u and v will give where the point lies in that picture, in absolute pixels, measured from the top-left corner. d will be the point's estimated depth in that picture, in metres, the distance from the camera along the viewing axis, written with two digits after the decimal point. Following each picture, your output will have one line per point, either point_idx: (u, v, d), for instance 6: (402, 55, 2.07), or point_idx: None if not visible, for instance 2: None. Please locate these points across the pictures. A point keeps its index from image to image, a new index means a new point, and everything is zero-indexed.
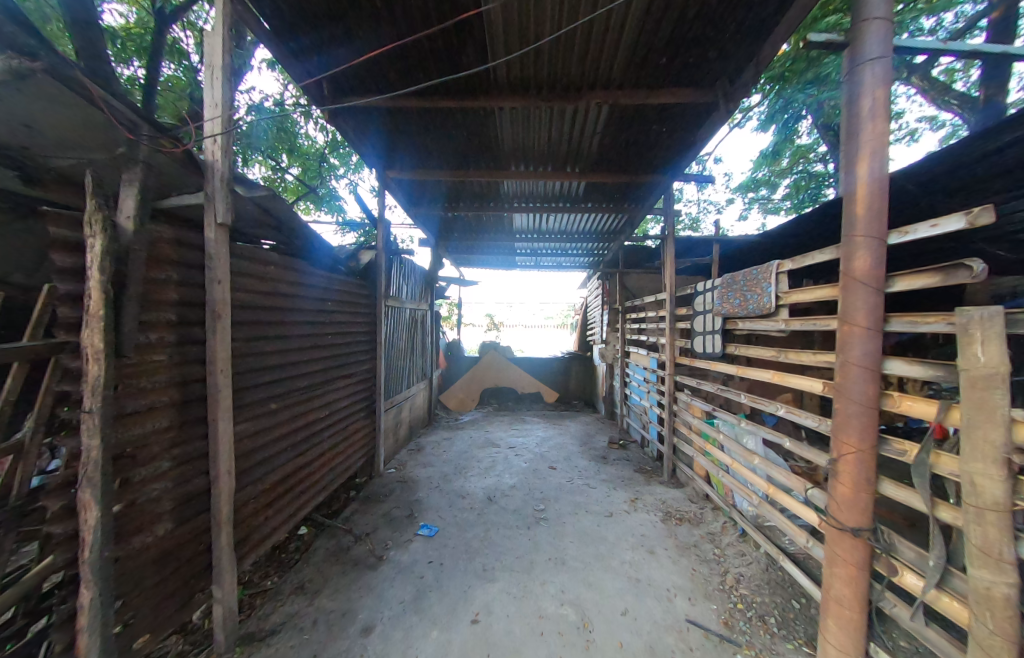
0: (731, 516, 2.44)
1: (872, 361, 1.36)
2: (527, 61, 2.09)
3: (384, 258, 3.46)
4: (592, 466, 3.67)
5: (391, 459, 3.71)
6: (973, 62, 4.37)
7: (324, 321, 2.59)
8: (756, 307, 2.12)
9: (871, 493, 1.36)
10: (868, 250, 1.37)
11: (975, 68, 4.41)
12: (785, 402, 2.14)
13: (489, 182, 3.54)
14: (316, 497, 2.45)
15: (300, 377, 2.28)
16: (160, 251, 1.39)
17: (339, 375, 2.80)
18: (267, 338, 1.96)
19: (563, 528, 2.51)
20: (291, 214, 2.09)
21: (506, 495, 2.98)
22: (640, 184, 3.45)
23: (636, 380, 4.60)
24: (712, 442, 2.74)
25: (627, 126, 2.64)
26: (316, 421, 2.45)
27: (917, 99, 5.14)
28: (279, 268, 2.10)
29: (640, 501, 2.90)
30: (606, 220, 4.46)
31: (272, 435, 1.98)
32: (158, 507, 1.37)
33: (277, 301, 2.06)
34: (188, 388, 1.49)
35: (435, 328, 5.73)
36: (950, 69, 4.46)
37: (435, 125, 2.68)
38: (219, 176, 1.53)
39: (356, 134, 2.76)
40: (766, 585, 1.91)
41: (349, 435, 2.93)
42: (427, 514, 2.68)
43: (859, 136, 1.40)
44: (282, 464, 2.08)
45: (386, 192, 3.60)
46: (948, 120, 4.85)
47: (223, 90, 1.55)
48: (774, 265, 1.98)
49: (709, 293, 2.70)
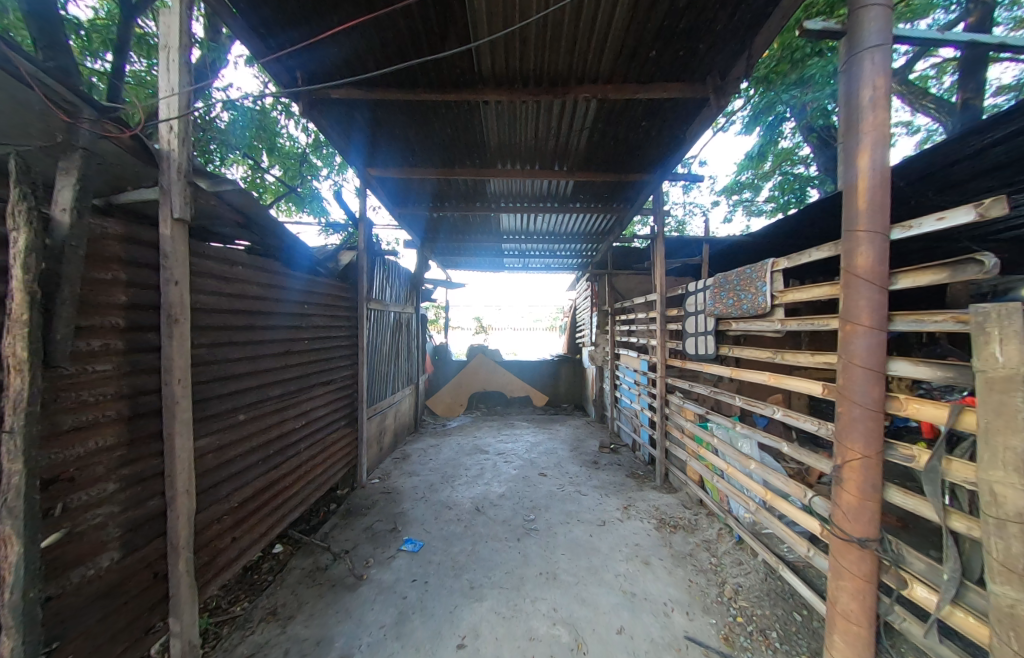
0: (727, 522, 2.36)
1: (876, 363, 1.31)
2: (513, 51, 1.99)
3: (366, 259, 3.32)
4: (583, 471, 3.58)
5: (375, 469, 3.55)
6: (947, 69, 4.51)
7: (300, 325, 2.45)
8: (751, 307, 2.06)
9: (877, 500, 1.31)
10: (871, 247, 1.32)
11: (948, 74, 4.55)
12: (781, 405, 2.06)
13: (475, 180, 3.44)
14: (292, 513, 2.29)
15: (274, 387, 2.13)
16: (106, 248, 1.24)
17: (318, 381, 2.65)
18: (234, 343, 1.81)
19: (554, 539, 2.40)
20: (263, 212, 1.95)
21: (494, 505, 2.86)
22: (629, 183, 3.40)
23: (626, 383, 4.54)
24: (706, 447, 2.68)
25: (616, 122, 2.57)
26: (291, 432, 2.30)
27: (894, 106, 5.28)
28: (249, 268, 1.96)
29: (633, 508, 2.82)
30: (594, 221, 4.42)
31: (242, 449, 1.83)
32: (103, 535, 1.21)
33: (246, 303, 1.91)
34: (140, 401, 1.33)
35: (421, 331, 5.59)
36: (925, 74, 4.60)
37: (419, 119, 2.57)
38: (177, 167, 1.39)
39: (334, 129, 2.63)
40: (766, 596, 1.84)
41: (328, 445, 2.77)
42: (411, 528, 2.54)
43: (859, 130, 1.36)
44: (253, 479, 1.93)
45: (367, 191, 3.47)
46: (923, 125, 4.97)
47: (181, 72, 1.40)
48: (769, 263, 1.92)
49: (701, 293, 2.64)
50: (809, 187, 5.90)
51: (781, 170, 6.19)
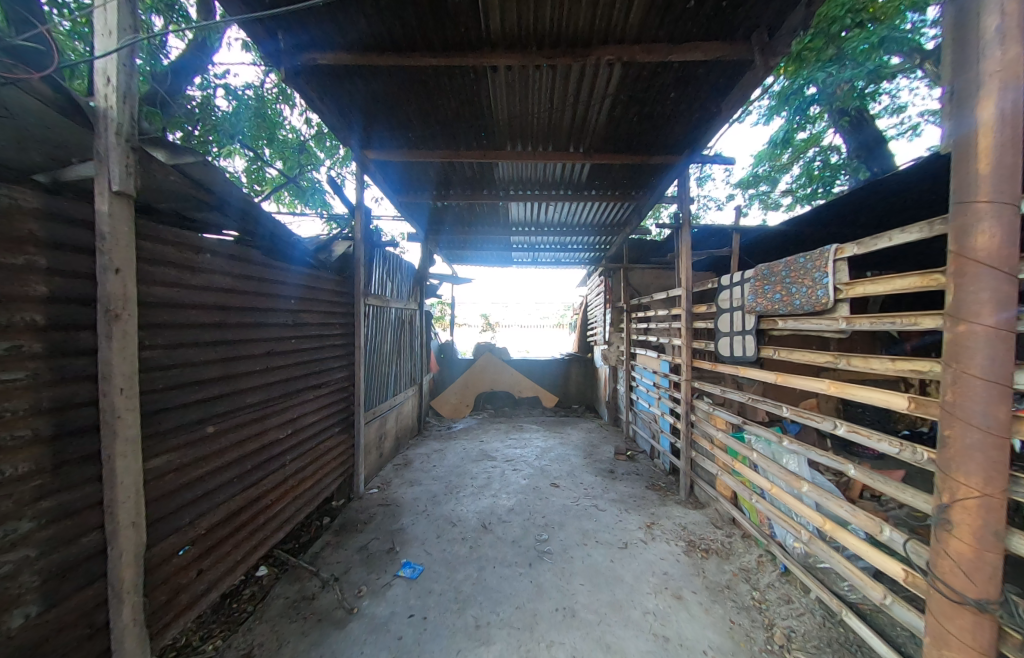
0: (769, 549, 2.06)
1: (1001, 375, 1.00)
2: (525, 6, 1.70)
3: (363, 251, 3.06)
4: (598, 482, 3.28)
5: (374, 477, 3.31)
6: None
7: (287, 322, 2.20)
8: (806, 304, 1.74)
9: (1000, 551, 1.00)
10: (997, 222, 1.00)
11: None
12: (844, 420, 1.67)
13: (482, 164, 3.15)
14: (276, 532, 2.06)
15: (254, 394, 1.88)
16: (13, 229, 1.01)
17: (308, 384, 2.40)
18: (201, 345, 1.57)
19: (570, 566, 2.12)
20: (237, 190, 1.69)
21: (503, 521, 2.59)
22: (651, 167, 3.09)
23: (643, 385, 4.22)
24: (742, 461, 2.37)
25: (641, 93, 2.26)
26: (276, 443, 2.06)
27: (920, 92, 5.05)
28: (222, 258, 1.71)
29: (657, 527, 2.52)
30: (610, 211, 4.11)
31: (211, 467, 1.60)
32: (15, 586, 1.00)
33: (216, 297, 1.66)
34: (68, 417, 1.11)
35: (424, 330, 5.34)
36: None
37: (418, 92, 2.29)
38: (115, 130, 1.16)
39: (325, 104, 2.36)
40: (827, 647, 1.54)
41: (320, 455, 2.53)
42: (410, 548, 2.29)
43: (980, 65, 1.03)
44: (228, 498, 1.70)
45: (366, 176, 3.20)
46: None
47: (120, 11, 1.15)
48: (831, 251, 1.62)
49: (737, 287, 2.32)
50: (839, 174, 5.54)
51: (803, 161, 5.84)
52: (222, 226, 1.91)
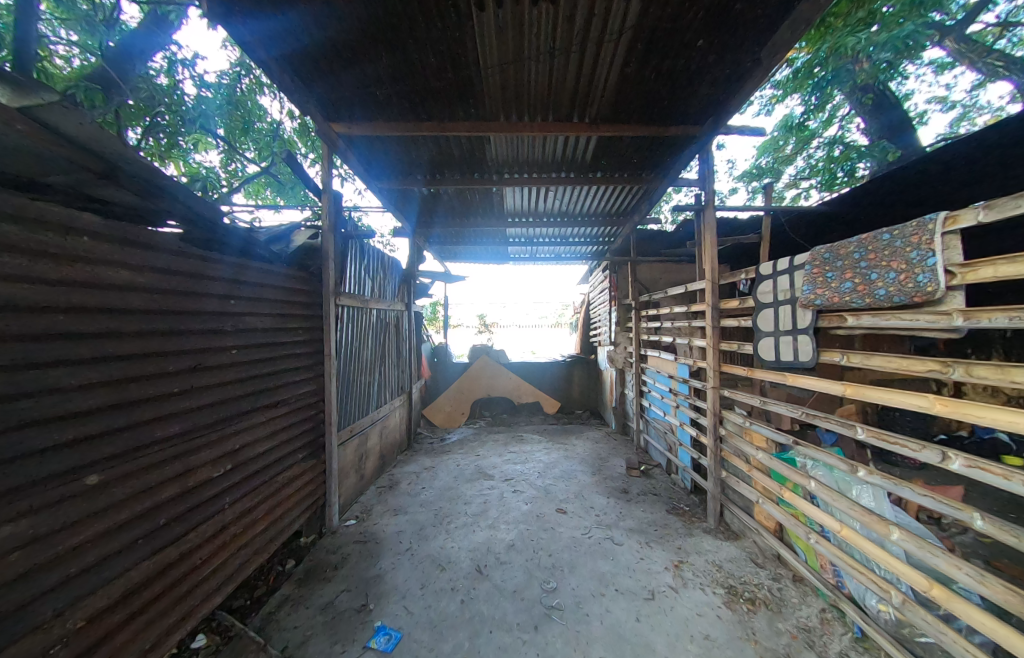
0: (837, 604, 1.64)
1: None
2: None
3: (333, 242, 2.62)
4: (611, 506, 2.85)
5: (352, 505, 2.87)
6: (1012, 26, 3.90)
7: (223, 330, 1.76)
8: (894, 293, 1.31)
9: None
10: None
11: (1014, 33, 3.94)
12: (957, 451, 1.22)
13: (473, 141, 2.74)
14: (213, 598, 1.62)
15: (170, 425, 1.45)
16: None
17: (258, 404, 1.97)
18: (68, 364, 1.13)
19: (587, 629, 1.69)
20: (145, 167, 1.30)
21: (501, 563, 2.16)
22: (667, 141, 2.68)
23: (656, 390, 3.80)
24: (793, 490, 1.94)
25: (663, 42, 1.86)
26: (209, 485, 1.63)
27: (928, 75, 4.52)
28: (111, 243, 1.29)
29: (687, 567, 2.09)
30: (617, 197, 3.70)
31: (92, 533, 1.17)
32: None
33: (100, 297, 1.23)
34: None
35: (414, 333, 4.92)
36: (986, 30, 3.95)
37: (387, 42, 1.85)
38: None
39: (273, 62, 1.92)
40: None
41: (276, 488, 2.09)
42: (387, 606, 1.85)
43: None
44: (129, 569, 1.28)
45: (338, 156, 2.77)
46: (959, 101, 4.60)
47: None
48: (938, 220, 1.19)
49: (781, 276, 1.90)
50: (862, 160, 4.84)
51: (809, 152, 5.47)
52: (168, 222, 1.54)
